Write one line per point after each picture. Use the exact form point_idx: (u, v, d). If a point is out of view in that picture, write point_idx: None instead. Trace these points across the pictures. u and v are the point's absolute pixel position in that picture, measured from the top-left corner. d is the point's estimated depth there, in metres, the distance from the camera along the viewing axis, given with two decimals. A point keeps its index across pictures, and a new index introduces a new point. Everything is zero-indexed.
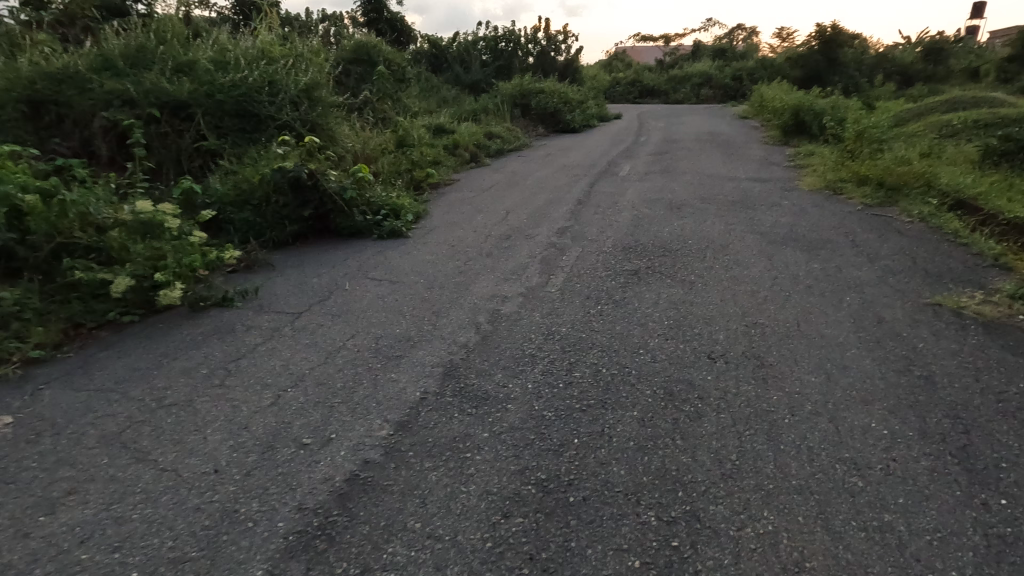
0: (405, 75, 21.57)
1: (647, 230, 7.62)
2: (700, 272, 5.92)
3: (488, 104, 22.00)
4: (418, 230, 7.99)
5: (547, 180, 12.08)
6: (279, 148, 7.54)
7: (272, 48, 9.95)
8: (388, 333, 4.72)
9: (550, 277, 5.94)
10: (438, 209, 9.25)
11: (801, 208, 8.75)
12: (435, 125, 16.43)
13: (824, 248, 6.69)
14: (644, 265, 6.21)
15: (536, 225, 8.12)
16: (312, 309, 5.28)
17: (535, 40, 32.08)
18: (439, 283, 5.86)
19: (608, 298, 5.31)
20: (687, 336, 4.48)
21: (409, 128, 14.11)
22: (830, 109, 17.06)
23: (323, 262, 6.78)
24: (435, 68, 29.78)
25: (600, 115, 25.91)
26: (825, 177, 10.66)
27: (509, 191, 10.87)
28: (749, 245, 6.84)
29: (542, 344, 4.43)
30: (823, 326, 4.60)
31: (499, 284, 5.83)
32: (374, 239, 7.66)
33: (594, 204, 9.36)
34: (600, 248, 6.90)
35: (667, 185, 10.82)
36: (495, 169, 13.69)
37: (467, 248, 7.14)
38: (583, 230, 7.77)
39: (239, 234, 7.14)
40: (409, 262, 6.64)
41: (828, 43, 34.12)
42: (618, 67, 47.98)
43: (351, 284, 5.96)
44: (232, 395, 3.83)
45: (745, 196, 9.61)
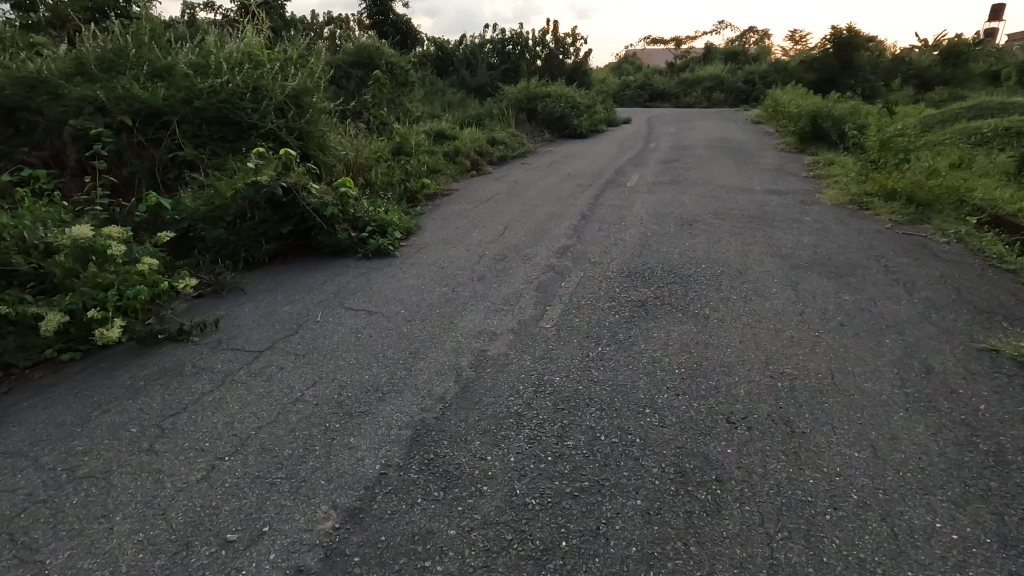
0: (408, 79, 21.04)
1: (656, 251, 6.96)
2: (714, 305, 5.26)
3: (493, 109, 21.40)
4: (406, 248, 7.39)
5: (551, 190, 11.44)
6: (254, 161, 6.93)
7: (258, 51, 9.41)
8: (354, 381, 4.09)
9: (545, 309, 5.30)
10: (431, 224, 8.66)
11: (824, 226, 8.04)
12: (436, 131, 15.85)
13: (854, 274, 6.00)
14: (651, 294, 5.56)
15: (534, 244, 7.48)
16: (275, 347, 4.68)
17: (543, 43, 31.47)
18: (421, 315, 5.24)
19: (609, 337, 4.67)
20: (701, 390, 3.83)
21: (408, 135, 13.53)
22: (849, 115, 16.29)
23: (298, 287, 6.17)
24: (441, 71, 29.26)
25: (609, 119, 25.26)
26: (847, 190, 9.94)
27: (509, 204, 10.25)
28: (768, 271, 6.16)
29: (532, 398, 3.80)
30: (862, 379, 3.93)
31: (488, 316, 5.20)
32: (359, 259, 7.05)
33: (599, 219, 8.71)
34: (603, 272, 6.26)
35: (678, 198, 10.14)
36: (497, 178, 13.09)
37: (458, 270, 6.51)
38: (586, 250, 7.13)
39: (210, 254, 6.56)
40: (391, 288, 6.03)
41: (844, 46, 33.19)
42: (628, 70, 47.23)
43: (323, 315, 5.35)
44: (158, 465, 3.23)
45: (762, 211, 8.91)
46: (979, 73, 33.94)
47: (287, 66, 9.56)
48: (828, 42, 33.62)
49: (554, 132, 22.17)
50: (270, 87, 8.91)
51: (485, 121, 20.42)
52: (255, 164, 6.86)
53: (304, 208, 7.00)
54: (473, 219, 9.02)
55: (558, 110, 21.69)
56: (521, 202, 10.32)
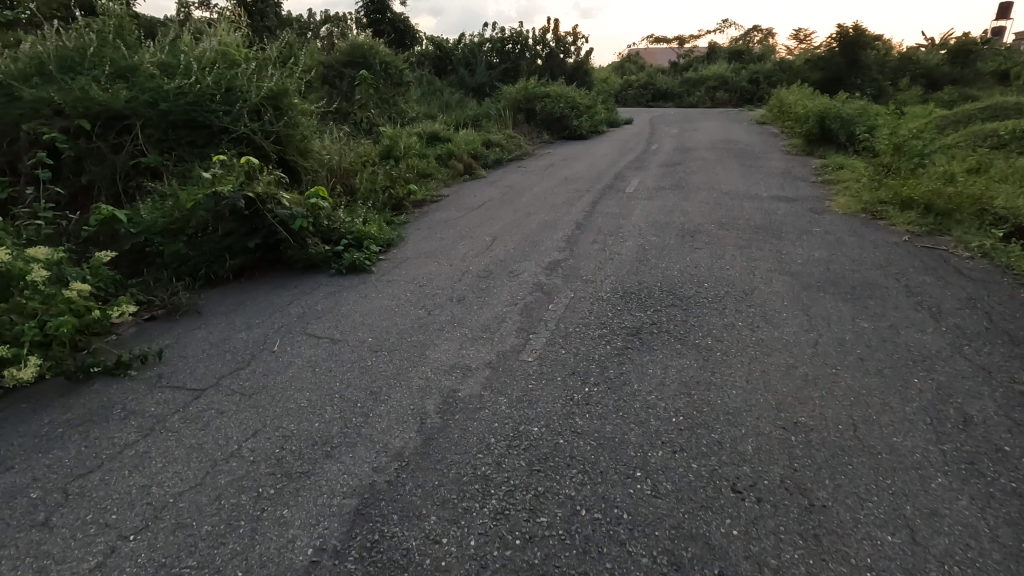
0: (404, 79, 20.49)
1: (654, 267, 6.41)
2: (716, 334, 4.71)
3: (490, 110, 20.83)
4: (385, 263, 6.85)
5: (545, 196, 10.87)
6: (210, 172, 6.35)
7: (234, 50, 8.88)
8: (302, 430, 3.56)
9: (528, 338, 4.75)
10: (414, 235, 8.12)
11: (836, 238, 7.45)
12: (429, 132, 15.31)
13: (873, 296, 5.43)
14: (647, 320, 5.00)
15: (524, 258, 6.93)
16: (220, 385, 4.15)
17: (544, 42, 30.89)
18: (389, 345, 4.69)
19: (598, 374, 4.12)
20: (701, 446, 3.27)
21: (398, 138, 12.99)
22: (858, 116, 15.67)
23: (261, 308, 5.65)
24: (439, 70, 28.71)
25: (610, 120, 24.68)
26: (859, 198, 9.35)
27: (500, 211, 9.70)
28: (777, 292, 5.59)
29: (504, 455, 3.25)
30: (889, 433, 3.37)
31: (465, 346, 4.66)
32: (332, 275, 6.51)
33: (594, 230, 8.15)
34: (595, 293, 5.70)
35: (680, 205, 9.55)
36: (490, 182, 12.53)
37: (437, 290, 5.97)
38: (578, 266, 6.58)
39: (167, 271, 6.04)
40: (362, 310, 5.50)
41: (851, 45, 32.50)
42: (631, 70, 46.57)
43: (282, 344, 4.82)
44: (49, 547, 2.70)
45: (769, 221, 8.33)
46: (989, 72, 33.19)
47: (264, 66, 9.03)
48: (834, 41, 32.93)
49: (553, 133, 21.59)
50: (245, 88, 8.39)
51: (482, 122, 19.86)
52: (217, 172, 6.34)
53: (272, 220, 6.47)
54: (460, 229, 8.48)
55: (557, 110, 21.11)
56: (512, 210, 9.76)
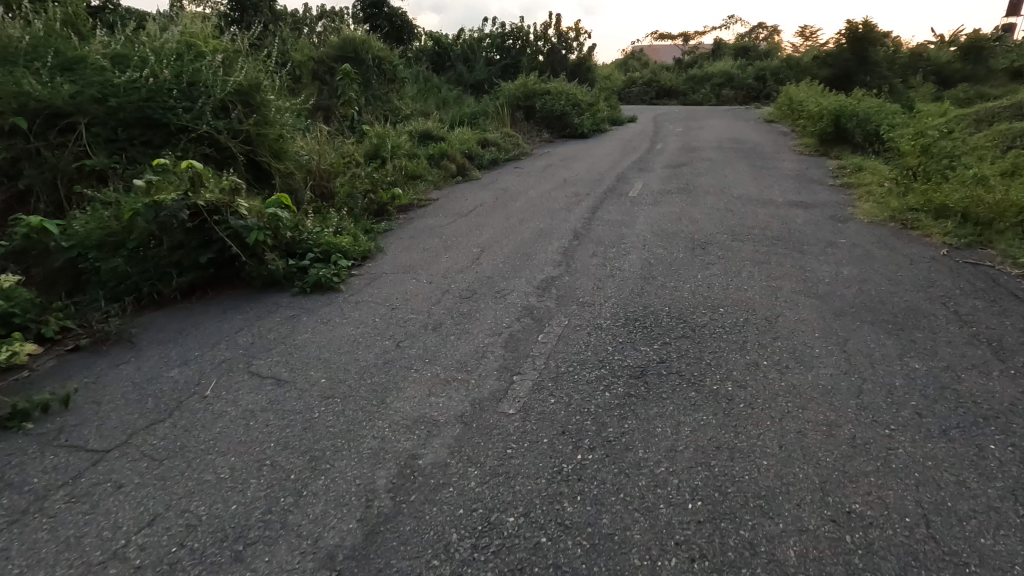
0: (398, 75, 19.70)
1: (660, 287, 5.62)
2: (737, 378, 3.91)
3: (488, 107, 20.02)
4: (357, 280, 6.06)
5: (541, 201, 10.07)
6: (141, 178, 5.45)
7: (197, 38, 8.09)
8: (213, 518, 2.77)
9: (511, 381, 3.96)
10: (394, 246, 7.33)
11: (865, 252, 6.64)
12: (421, 131, 14.51)
13: (919, 326, 4.62)
14: (653, 358, 4.21)
15: (513, 274, 6.14)
16: (129, 444, 3.39)
17: (544, 37, 30.05)
18: (344, 389, 3.90)
19: (593, 434, 3.32)
20: (729, 551, 2.49)
21: (386, 138, 12.21)
22: (875, 114, 14.81)
23: (205, 336, 4.86)
24: (437, 67, 27.92)
25: (612, 118, 23.86)
26: (884, 205, 8.53)
27: (492, 218, 8.91)
28: (805, 320, 4.79)
29: (468, 562, 2.47)
30: (975, 532, 2.58)
31: (435, 391, 3.87)
32: (295, 294, 5.73)
33: (593, 240, 7.35)
34: (593, 320, 4.91)
35: (687, 212, 8.74)
36: (484, 185, 11.73)
37: (411, 313, 5.19)
38: (574, 284, 5.79)
39: (103, 290, 5.27)
40: (320, 340, 4.70)
41: (859, 41, 31.61)
42: (635, 67, 45.66)
43: (217, 386, 4.03)
44: None
45: (787, 231, 7.51)
46: (1003, 69, 32.26)
47: (230, 52, 8.23)
48: (842, 37, 32.04)
49: (554, 132, 20.77)
50: (206, 78, 7.59)
51: (479, 120, 19.05)
52: (155, 178, 5.47)
53: (225, 232, 5.66)
54: (446, 239, 7.70)
55: (557, 108, 20.30)
56: (505, 216, 8.96)
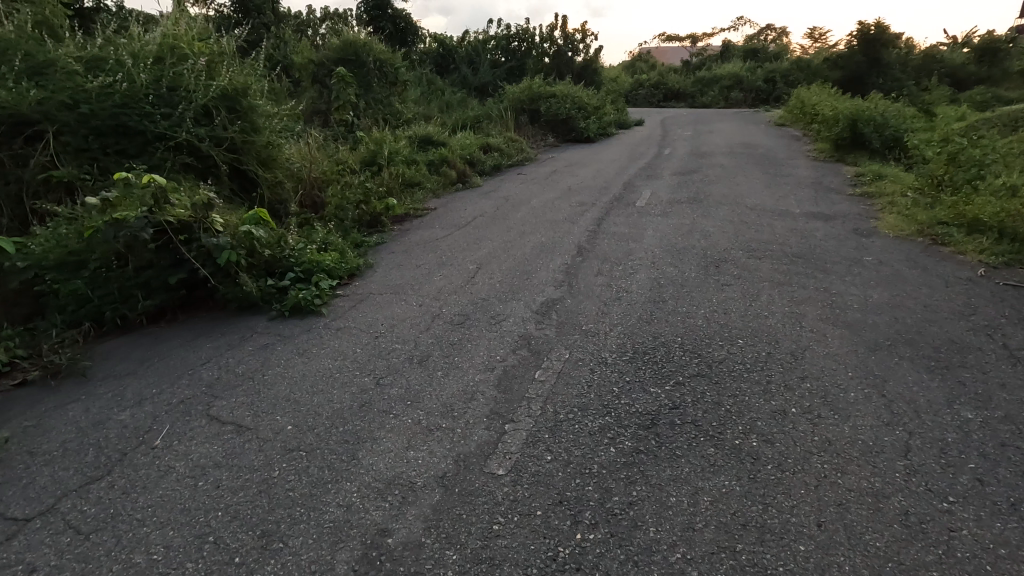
0: (400, 78, 19.28)
1: (671, 313, 5.12)
2: (761, 430, 3.40)
3: (491, 111, 19.57)
4: (341, 302, 5.60)
5: (544, 211, 9.57)
6: (98, 195, 4.92)
7: (179, 38, 7.66)
8: None
9: (503, 432, 3.46)
10: (385, 262, 6.86)
11: (894, 272, 6.10)
12: (422, 135, 14.05)
13: (966, 365, 4.10)
14: (664, 402, 3.70)
15: (511, 296, 5.66)
16: (56, 510, 2.93)
17: (550, 39, 29.58)
18: (312, 440, 3.43)
19: (595, 505, 2.83)
20: None
21: (384, 144, 11.77)
22: (893, 118, 14.23)
23: (167, 368, 4.40)
24: (441, 70, 27.50)
25: (619, 122, 23.38)
26: (910, 217, 7.97)
27: (491, 230, 8.41)
28: (836, 356, 4.27)
29: None
30: None
31: (415, 442, 3.39)
32: (273, 318, 5.27)
33: (598, 257, 6.84)
34: (596, 353, 4.43)
35: (698, 225, 8.21)
36: (485, 193, 11.25)
37: (397, 342, 4.72)
38: (577, 309, 5.30)
39: (60, 315, 4.83)
40: (293, 377, 4.22)
41: (871, 43, 30.94)
42: (642, 69, 45.08)
43: (169, 433, 3.56)
44: None
45: (807, 247, 6.99)
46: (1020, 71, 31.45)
47: (213, 52, 7.79)
48: (854, 39, 31.39)
49: (559, 136, 20.28)
50: (185, 81, 7.16)
51: (482, 124, 18.61)
52: (115, 194, 5.01)
53: (198, 253, 5.18)
54: (440, 254, 7.22)
55: (562, 111, 19.81)
56: (506, 228, 8.48)
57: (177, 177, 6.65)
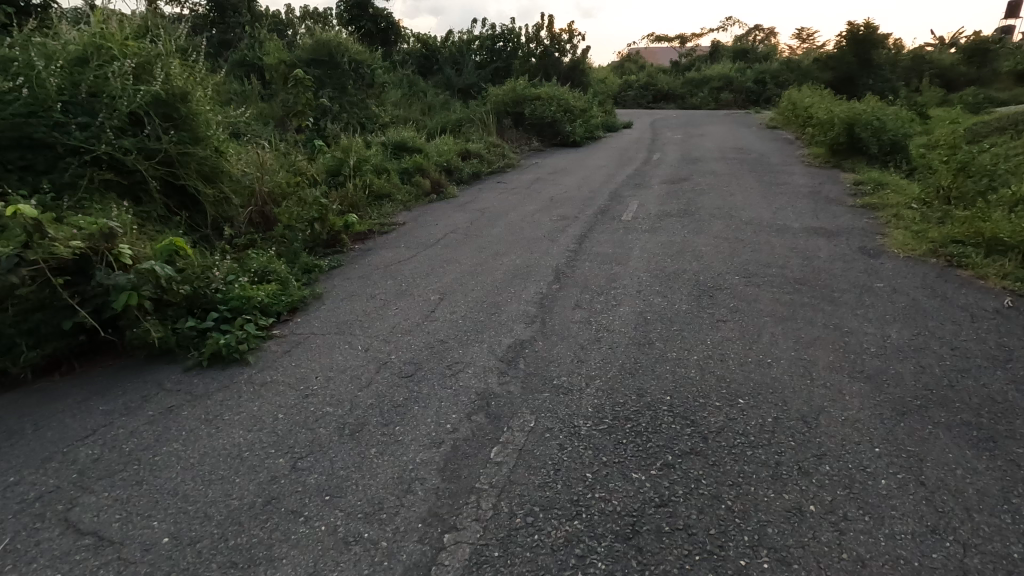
0: (377, 80, 18.46)
1: (659, 361, 4.35)
2: (773, 543, 2.63)
3: (474, 114, 18.77)
4: (273, 347, 4.77)
5: (522, 226, 8.78)
6: None
7: (109, 38, 6.86)
8: None
9: (440, 550, 2.67)
10: (336, 291, 6.04)
11: (911, 303, 5.38)
12: (396, 141, 13.22)
13: (1017, 436, 3.36)
14: (648, 498, 2.93)
15: (473, 337, 4.87)
16: None
17: (536, 39, 28.85)
18: (188, 563, 2.62)
19: None
20: None
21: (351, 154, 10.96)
22: (892, 122, 13.60)
23: (39, 445, 3.57)
24: (424, 71, 26.71)
25: (607, 124, 22.69)
26: (920, 233, 7.26)
27: (462, 249, 7.60)
28: (858, 423, 3.51)
29: None
30: None
31: (325, 565, 2.59)
32: (188, 369, 4.45)
33: (577, 284, 6.06)
34: (568, 417, 3.66)
35: (689, 243, 7.46)
36: (460, 204, 10.44)
37: (330, 404, 3.91)
38: (548, 354, 4.53)
39: None
40: (190, 456, 3.40)
41: (861, 43, 30.52)
42: (631, 70, 44.48)
43: (5, 550, 2.73)
44: None
45: (811, 271, 6.27)
46: (1009, 72, 31.17)
47: (157, 53, 6.99)
48: (843, 40, 30.98)
49: (544, 140, 19.52)
50: (108, 85, 6.34)
51: (464, 128, 17.83)
52: None
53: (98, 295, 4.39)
54: (401, 281, 6.41)
55: (547, 114, 19.04)
56: (477, 247, 7.68)
57: (95, 199, 5.84)
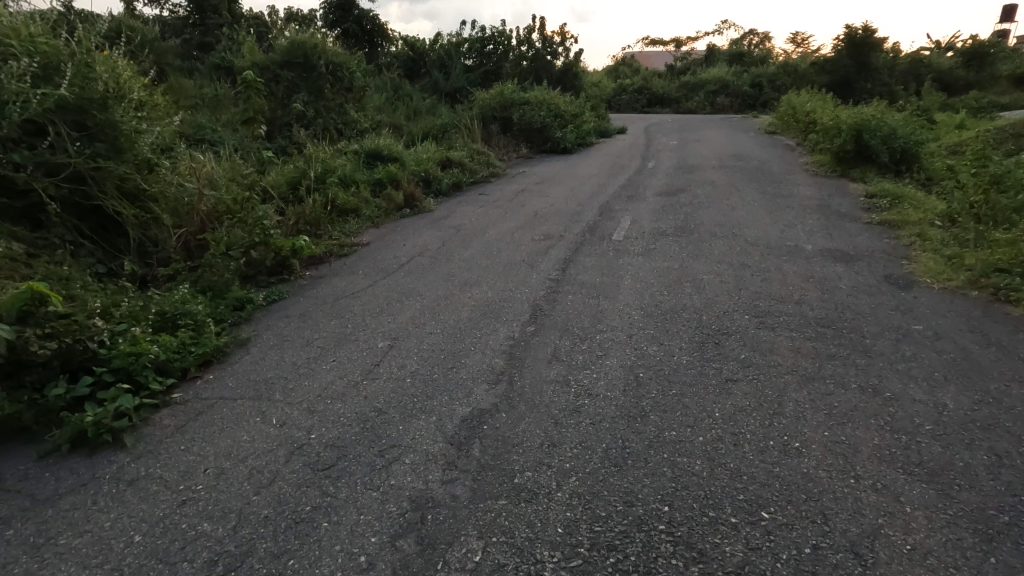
0: (357, 83, 17.43)
1: (655, 447, 3.35)
2: None
3: (459, 120, 17.77)
4: (164, 421, 3.76)
5: (500, 246, 7.78)
6: None
7: (12, 35, 5.89)
8: None
9: None
10: (266, 337, 5.02)
11: (962, 354, 4.40)
12: (369, 149, 12.22)
13: None
14: None
15: (419, 407, 3.85)
16: None
17: (527, 42, 27.93)
18: None
19: None
20: None
21: (314, 166, 9.93)
22: (903, 128, 12.68)
23: None
24: (411, 74, 25.72)
25: (600, 129, 21.77)
26: (954, 259, 6.32)
27: (427, 277, 6.59)
28: (932, 560, 2.52)
29: None
30: None
31: None
32: (42, 457, 3.43)
33: (556, 326, 5.06)
34: (530, 545, 2.66)
35: (689, 270, 6.48)
36: (434, 220, 9.44)
37: (211, 519, 2.89)
38: (512, 433, 3.52)
39: None
40: None
41: (858, 46, 29.74)
42: (625, 74, 43.59)
43: None
44: None
45: (833, 308, 5.29)
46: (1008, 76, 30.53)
47: (73, 50, 6.04)
48: (841, 43, 30.17)
49: (533, 147, 18.54)
50: (1, 91, 5.44)
51: (447, 135, 16.87)
52: None
53: None
54: (348, 320, 5.39)
55: (536, 119, 18.07)
56: (444, 274, 6.67)
57: None
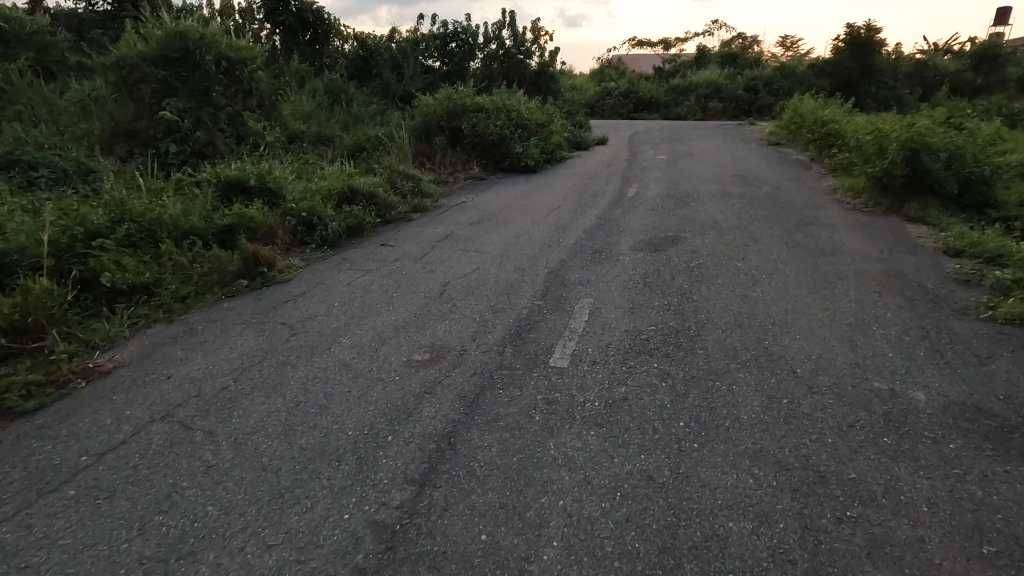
0: (265, 85, 13.74)
1: None
2: None
3: (394, 132, 14.18)
4: None
5: (337, 385, 4.17)
6: None
7: None
8: None
9: None
10: None
11: None
12: (229, 177, 8.57)
13: None
14: None
15: None
16: None
17: (497, 39, 24.37)
18: None
19: None
20: None
21: (93, 216, 6.27)
22: (973, 150, 9.30)
23: None
24: (359, 75, 21.98)
25: (576, 141, 18.25)
26: None
27: (113, 512, 2.94)
28: None
29: None
30: None
31: None
32: None
33: None
34: None
35: (692, 498, 2.91)
36: (274, 305, 5.80)
37: None
38: None
39: None
40: None
41: (861, 46, 26.51)
42: (611, 77, 40.16)
43: None
44: None
45: None
46: (1016, 79, 27.37)
47: None
48: (842, 43, 26.97)
49: (490, 164, 14.92)
50: None
51: (377, 151, 13.27)
52: None
53: None
54: None
55: (492, 130, 14.42)
56: (161, 499, 3.03)
57: None
